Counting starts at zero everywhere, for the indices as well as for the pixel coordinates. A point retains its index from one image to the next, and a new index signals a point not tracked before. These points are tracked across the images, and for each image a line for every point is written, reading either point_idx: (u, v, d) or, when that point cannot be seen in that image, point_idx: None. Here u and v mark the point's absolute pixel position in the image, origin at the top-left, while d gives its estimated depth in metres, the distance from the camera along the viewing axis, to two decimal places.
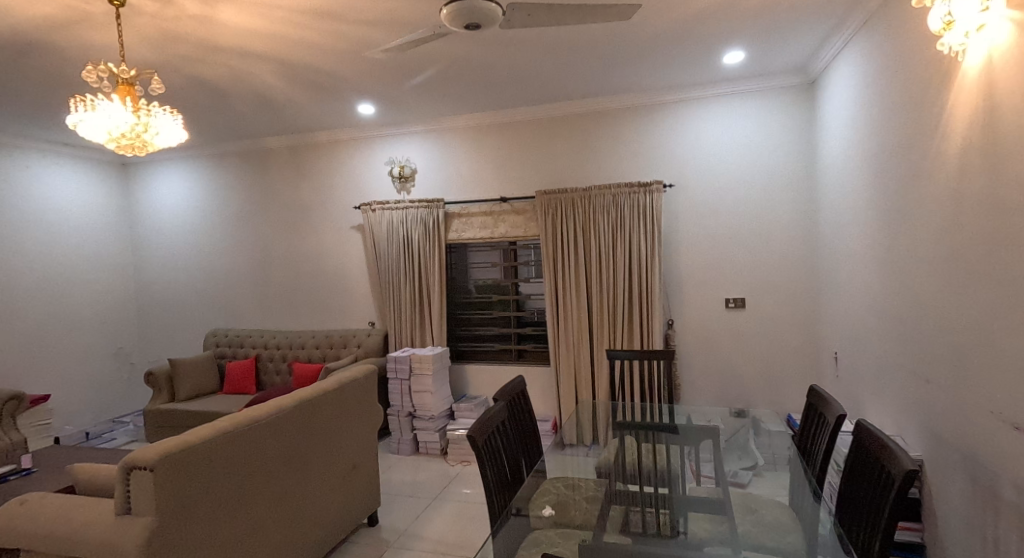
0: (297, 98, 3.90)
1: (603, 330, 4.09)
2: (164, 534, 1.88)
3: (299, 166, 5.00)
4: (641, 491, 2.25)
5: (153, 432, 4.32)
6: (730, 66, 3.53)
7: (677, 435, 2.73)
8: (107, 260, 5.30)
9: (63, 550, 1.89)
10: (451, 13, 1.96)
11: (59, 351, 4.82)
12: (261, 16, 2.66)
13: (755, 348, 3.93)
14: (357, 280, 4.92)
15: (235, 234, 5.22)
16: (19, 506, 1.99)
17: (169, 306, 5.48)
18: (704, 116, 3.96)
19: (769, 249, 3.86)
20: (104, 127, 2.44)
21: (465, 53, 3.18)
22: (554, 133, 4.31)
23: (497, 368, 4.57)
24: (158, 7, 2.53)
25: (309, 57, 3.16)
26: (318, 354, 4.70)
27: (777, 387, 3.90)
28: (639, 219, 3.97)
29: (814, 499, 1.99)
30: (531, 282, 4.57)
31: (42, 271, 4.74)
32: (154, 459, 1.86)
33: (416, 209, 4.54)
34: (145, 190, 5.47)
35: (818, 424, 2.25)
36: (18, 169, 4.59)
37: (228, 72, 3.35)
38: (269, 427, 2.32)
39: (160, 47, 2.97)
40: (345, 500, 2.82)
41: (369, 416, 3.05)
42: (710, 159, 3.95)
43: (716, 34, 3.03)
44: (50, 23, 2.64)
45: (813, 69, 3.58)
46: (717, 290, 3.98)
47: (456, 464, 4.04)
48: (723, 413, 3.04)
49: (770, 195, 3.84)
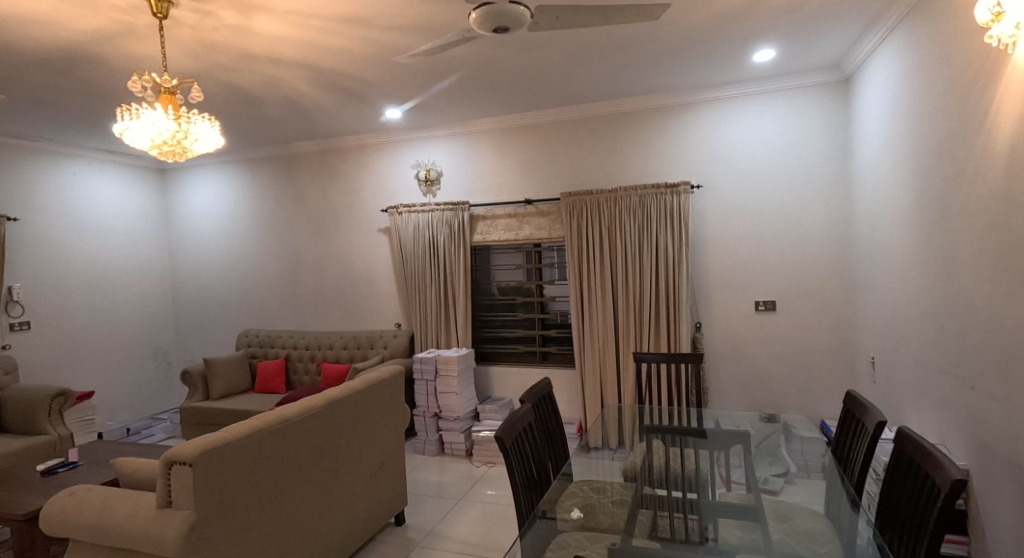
0: (327, 104, 3.98)
1: (629, 334, 4.06)
2: (202, 528, 1.94)
3: (328, 170, 5.10)
4: (669, 496, 2.23)
5: (189, 429, 4.45)
6: (761, 64, 3.47)
7: (705, 439, 2.69)
8: (145, 262, 5.49)
9: (108, 541, 1.96)
10: (479, 17, 1.98)
11: (102, 349, 5.01)
12: (295, 24, 2.73)
13: (786, 352, 3.85)
14: (384, 282, 4.99)
15: (266, 237, 5.36)
16: (67, 497, 2.07)
17: (203, 307, 5.64)
18: (734, 115, 3.90)
19: (801, 251, 3.78)
20: (147, 134, 2.53)
21: (491, 56, 3.20)
22: (580, 135, 4.30)
23: (523, 370, 4.57)
24: (198, 18, 2.62)
25: (340, 63, 3.23)
26: (346, 354, 4.78)
27: (810, 394, 3.80)
28: (666, 221, 3.93)
29: (852, 508, 1.94)
30: (555, 284, 4.56)
31: (86, 271, 4.94)
32: (193, 455, 1.92)
33: (442, 212, 4.59)
34: (181, 195, 5.65)
35: (856, 430, 2.19)
36: (65, 176, 4.82)
37: (262, 79, 3.44)
38: (302, 425, 2.37)
39: (199, 57, 3.07)
40: (373, 499, 2.86)
41: (397, 416, 3.08)
42: (739, 159, 3.89)
43: (746, 32, 2.99)
44: (97, 36, 2.75)
45: (849, 66, 3.49)
46: (746, 293, 3.92)
47: (481, 464, 4.06)
48: (753, 418, 2.98)
49: (802, 197, 3.76)
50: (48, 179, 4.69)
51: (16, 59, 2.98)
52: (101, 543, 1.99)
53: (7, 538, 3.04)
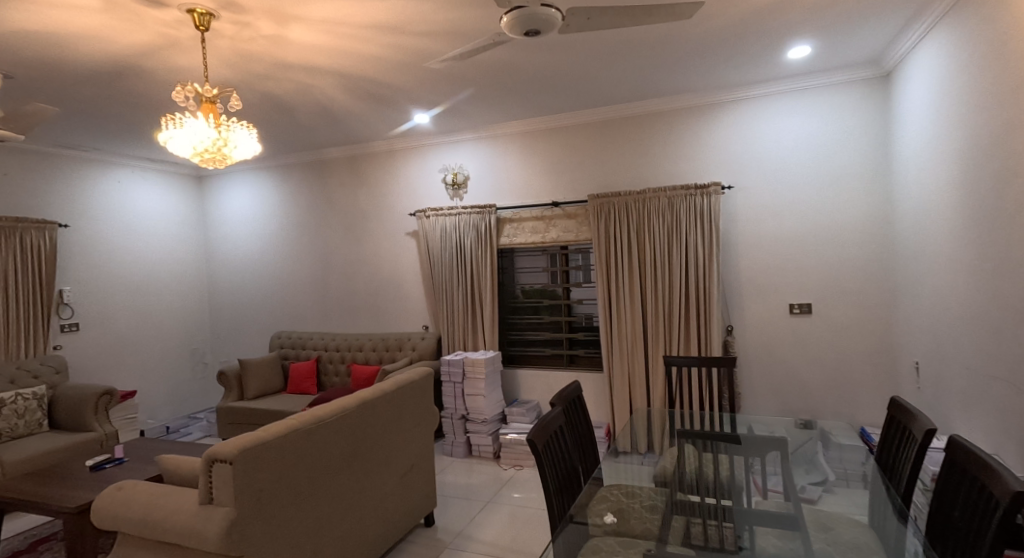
0: (357, 110, 4.05)
1: (658, 337, 4.00)
2: (242, 525, 1.99)
3: (358, 175, 5.20)
4: (702, 502, 2.19)
5: (225, 429, 4.58)
6: (796, 61, 3.40)
7: (738, 445, 2.63)
8: (182, 265, 5.66)
9: (154, 535, 2.04)
10: (511, 21, 1.99)
11: (143, 350, 5.20)
12: (329, 32, 2.79)
13: (823, 356, 3.74)
14: (412, 285, 5.05)
15: (298, 241, 5.48)
16: (117, 491, 2.15)
17: (238, 309, 5.79)
18: (766, 114, 3.83)
19: (838, 253, 3.68)
20: (189, 143, 2.61)
21: (519, 60, 3.21)
22: (608, 137, 4.28)
23: (550, 373, 4.55)
24: (237, 29, 2.70)
25: (371, 69, 3.28)
26: (375, 356, 4.84)
27: (848, 399, 3.69)
28: (696, 222, 3.87)
29: (899, 519, 1.86)
30: (582, 287, 4.54)
31: (129, 274, 5.13)
32: (233, 453, 1.97)
33: (468, 215, 4.62)
34: (217, 200, 5.82)
35: (902, 439, 2.11)
36: (110, 184, 5.02)
37: (295, 87, 3.53)
38: (336, 424, 2.42)
39: (238, 67, 3.17)
40: (403, 500, 2.89)
41: (426, 417, 3.11)
42: (772, 159, 3.82)
43: (780, 28, 2.93)
44: (142, 50, 2.87)
45: (889, 61, 3.39)
46: (780, 296, 3.83)
47: (509, 468, 4.06)
48: (789, 424, 2.91)
49: (838, 197, 3.66)
50: (94, 186, 4.89)
51: (68, 73, 3.12)
52: (147, 536, 2.06)
53: (58, 530, 3.17)
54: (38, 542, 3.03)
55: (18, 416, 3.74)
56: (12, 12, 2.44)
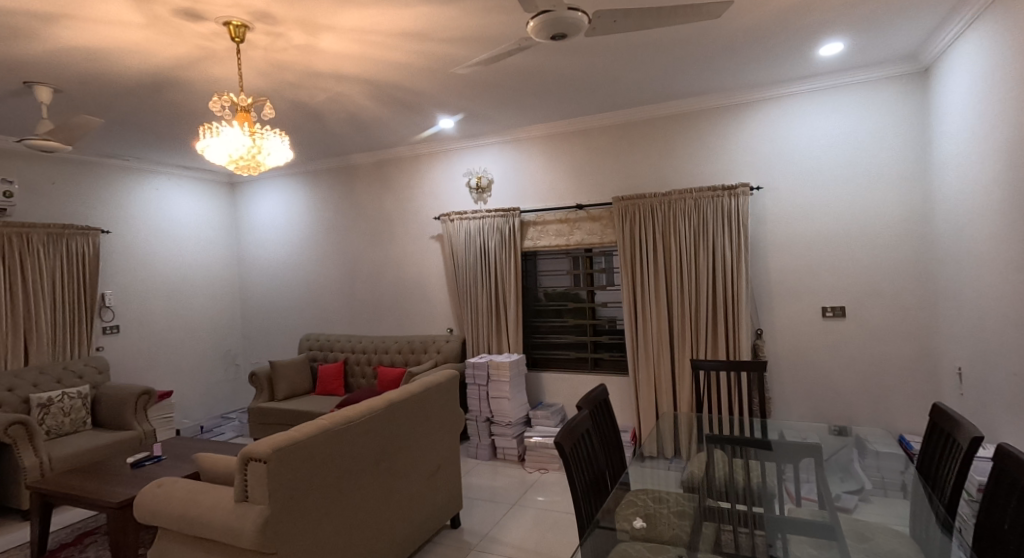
0: (384, 117, 4.11)
1: (685, 340, 3.96)
2: (276, 523, 2.04)
3: (384, 179, 5.27)
4: (733, 509, 2.16)
5: (256, 429, 4.69)
6: (828, 58, 3.32)
7: (769, 451, 2.58)
8: (216, 269, 5.82)
9: (192, 530, 2.10)
10: (537, 25, 1.99)
11: (179, 351, 5.36)
12: (358, 41, 2.84)
13: (858, 361, 3.64)
14: (436, 288, 5.09)
15: (326, 245, 5.58)
16: (157, 488, 2.23)
17: (268, 312, 5.92)
18: (797, 113, 3.76)
19: (873, 254, 3.58)
20: (225, 151, 2.69)
21: (545, 63, 3.22)
22: (632, 140, 4.25)
23: (575, 377, 4.53)
24: (270, 40, 2.78)
25: (398, 76, 3.33)
26: (400, 358, 4.90)
27: (885, 406, 3.59)
28: (724, 223, 3.81)
29: (943, 532, 1.80)
30: (606, 290, 4.52)
31: (165, 277, 5.30)
32: (267, 452, 2.02)
33: (492, 218, 4.63)
34: (249, 206, 5.97)
35: (945, 447, 2.04)
36: (148, 191, 5.20)
37: (325, 95, 3.61)
38: (365, 426, 2.45)
39: (270, 76, 3.25)
40: (430, 502, 2.91)
41: (451, 419, 3.13)
42: (802, 159, 3.74)
43: (812, 25, 2.87)
44: (181, 62, 2.97)
45: (928, 56, 3.29)
46: (811, 299, 3.75)
47: (534, 471, 4.05)
48: (822, 430, 2.84)
49: (873, 197, 3.56)
50: (133, 194, 5.08)
51: (111, 86, 3.24)
52: (187, 532, 2.13)
53: (101, 525, 3.29)
54: (83, 535, 3.14)
55: (64, 414, 3.89)
56: (62, 29, 2.56)
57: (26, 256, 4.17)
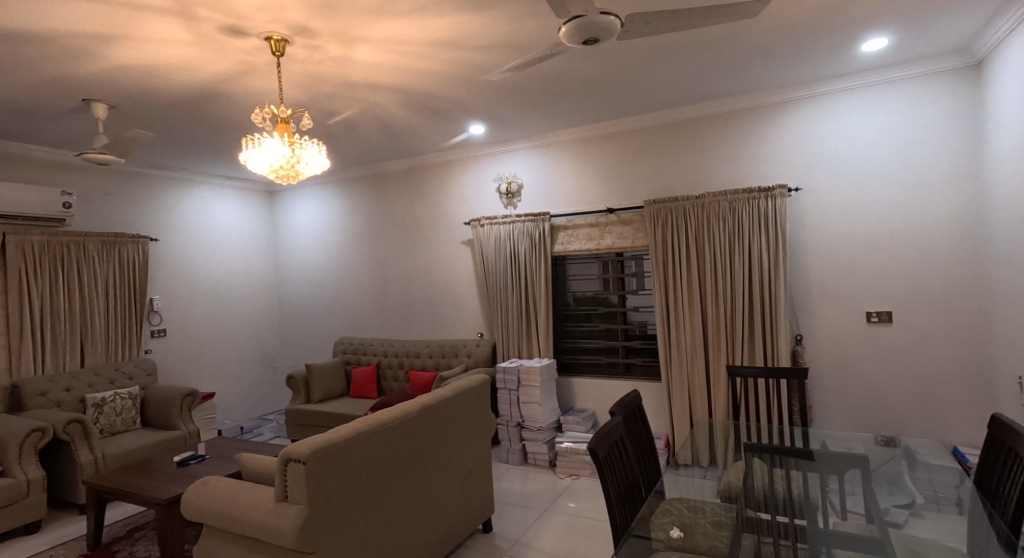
0: (417, 124, 4.18)
1: (720, 346, 3.88)
2: (314, 523, 2.08)
3: (415, 186, 5.35)
4: (774, 520, 2.10)
5: (294, 431, 4.81)
6: (871, 54, 3.22)
7: (811, 462, 2.50)
8: (256, 274, 6.00)
9: (235, 529, 2.17)
10: (570, 30, 1.99)
11: (220, 354, 5.54)
12: (392, 51, 2.90)
13: (906, 368, 3.50)
14: (466, 293, 5.13)
15: (360, 251, 5.69)
16: (202, 486, 2.31)
17: (304, 315, 6.06)
18: (838, 111, 3.65)
19: (922, 255, 3.44)
20: (266, 161, 2.78)
21: (576, 68, 3.22)
22: (664, 143, 4.21)
23: (606, 382, 4.49)
24: (308, 52, 2.86)
25: (431, 85, 3.39)
26: (432, 362, 4.95)
27: (935, 415, 3.44)
28: (761, 226, 3.72)
29: (1006, 552, 1.71)
30: (637, 294, 4.47)
31: (208, 282, 5.49)
32: (306, 453, 2.07)
33: (523, 223, 4.65)
34: (287, 213, 6.14)
35: (1005, 460, 1.95)
36: (193, 199, 5.41)
37: (359, 105, 3.69)
38: (399, 429, 2.49)
39: (308, 88, 3.35)
40: (462, 505, 2.93)
41: (483, 424, 3.14)
42: (844, 158, 3.63)
43: (853, 21, 2.79)
44: (225, 76, 3.08)
45: (980, 49, 3.15)
46: (854, 303, 3.62)
47: (565, 477, 4.02)
48: (868, 440, 2.73)
49: (922, 196, 3.43)
50: (179, 202, 5.29)
51: (160, 100, 3.39)
52: (230, 530, 2.20)
53: (150, 520, 3.42)
54: (134, 530, 3.28)
55: (116, 414, 4.07)
56: (116, 49, 2.69)
57: (82, 263, 4.41)
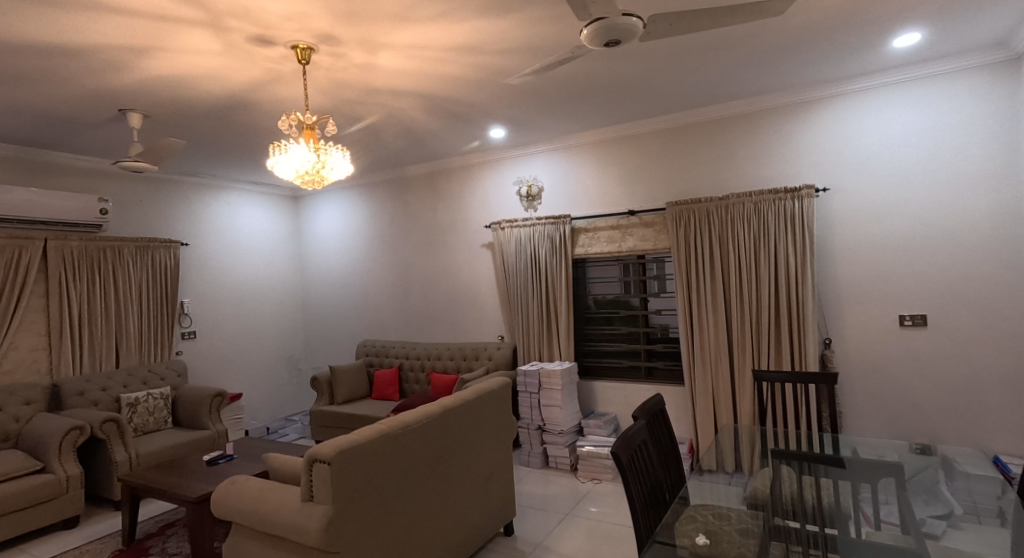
0: (438, 129, 4.22)
1: (745, 350, 3.82)
2: (339, 524, 2.11)
3: (436, 190, 5.39)
4: (803, 529, 2.05)
5: (318, 432, 4.88)
6: (903, 50, 3.14)
7: (842, 469, 2.44)
8: (281, 277, 6.11)
9: (263, 527, 2.20)
10: (591, 33, 1.98)
11: (247, 356, 5.65)
12: (414, 57, 2.93)
13: (940, 374, 3.40)
14: (487, 296, 5.14)
15: (383, 254, 5.75)
16: (231, 484, 2.36)
17: (328, 318, 6.15)
18: (868, 109, 3.57)
19: (957, 257, 3.34)
20: (292, 167, 2.83)
21: (598, 70, 3.21)
22: (687, 144, 4.16)
23: (628, 386, 4.45)
24: (333, 60, 2.91)
25: (452, 89, 3.41)
26: (453, 365, 4.97)
27: (972, 422, 3.33)
28: (787, 228, 3.66)
29: None
30: (659, 297, 4.42)
31: (236, 284, 5.61)
32: (331, 454, 2.10)
33: (544, 226, 4.64)
34: (312, 217, 6.24)
35: None
36: (222, 204, 5.54)
37: (382, 110, 3.74)
38: (422, 431, 2.50)
39: (332, 94, 3.40)
40: (484, 508, 2.93)
41: (504, 427, 3.14)
42: (874, 157, 3.54)
43: (884, 17, 2.73)
44: (253, 85, 3.16)
45: (1019, 43, 3.05)
46: (885, 307, 3.53)
47: (587, 481, 4.00)
48: (901, 447, 2.66)
49: (957, 195, 3.33)
50: (208, 207, 5.42)
51: (190, 109, 3.48)
52: (257, 528, 2.24)
53: (181, 517, 3.51)
54: (166, 526, 3.36)
55: (149, 413, 4.19)
56: (150, 61, 2.78)
57: (117, 267, 4.55)
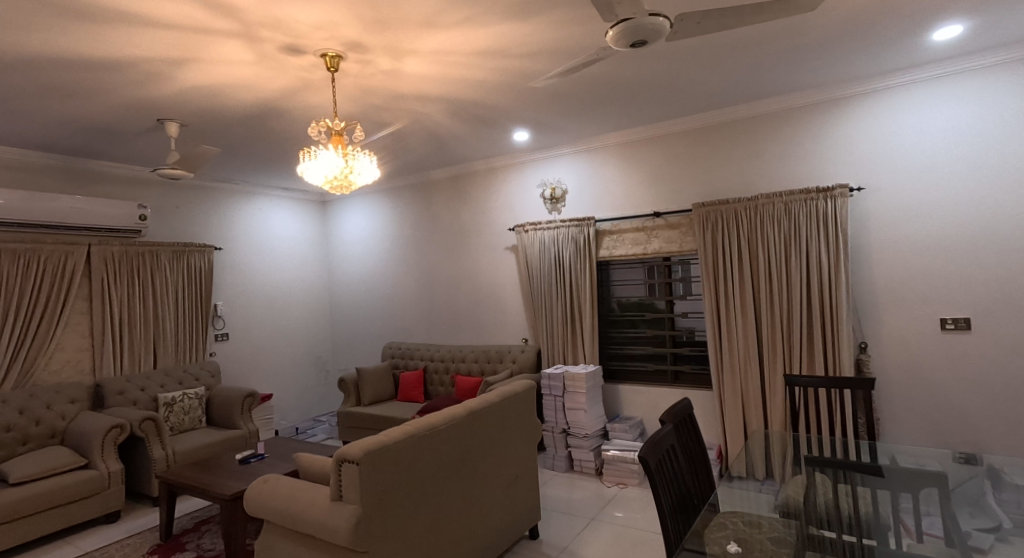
0: (463, 133, 4.25)
1: (776, 353, 3.73)
2: (368, 523, 2.13)
3: (460, 193, 5.43)
4: (839, 539, 1.99)
5: (346, 432, 4.95)
6: (941, 43, 3.05)
7: (880, 478, 2.36)
8: (310, 281, 6.22)
9: (295, 525, 2.24)
10: (617, 34, 1.97)
11: (277, 357, 5.77)
12: (440, 62, 2.96)
13: (983, 380, 3.27)
14: (511, 299, 5.15)
15: (408, 257, 5.81)
16: (263, 483, 2.41)
17: (354, 320, 6.24)
18: (904, 105, 3.46)
19: (1001, 257, 3.21)
20: (321, 172, 2.88)
21: (624, 72, 3.19)
22: (713, 144, 4.10)
23: (654, 390, 4.39)
24: (361, 67, 2.96)
25: (477, 93, 3.43)
26: (477, 367, 4.98)
27: (1017, 430, 3.19)
28: (819, 228, 3.57)
29: None
30: (685, 300, 4.36)
31: (266, 287, 5.73)
32: (359, 454, 2.12)
33: (568, 228, 4.62)
34: (339, 221, 6.35)
35: None
36: (253, 209, 5.67)
37: (408, 116, 3.78)
38: (448, 432, 2.51)
39: (359, 101, 3.45)
40: (510, 511, 2.93)
41: (530, 429, 3.13)
42: (911, 155, 3.44)
43: (922, 10, 2.65)
44: (284, 92, 3.22)
45: None
46: (923, 310, 3.42)
47: (612, 485, 3.96)
48: (943, 456, 2.56)
49: (1000, 193, 3.20)
50: (240, 212, 5.55)
51: (224, 117, 3.58)
52: (289, 527, 2.28)
53: (215, 514, 3.59)
54: (201, 523, 3.45)
55: (184, 413, 4.31)
56: (186, 71, 2.86)
57: (155, 270, 4.70)
